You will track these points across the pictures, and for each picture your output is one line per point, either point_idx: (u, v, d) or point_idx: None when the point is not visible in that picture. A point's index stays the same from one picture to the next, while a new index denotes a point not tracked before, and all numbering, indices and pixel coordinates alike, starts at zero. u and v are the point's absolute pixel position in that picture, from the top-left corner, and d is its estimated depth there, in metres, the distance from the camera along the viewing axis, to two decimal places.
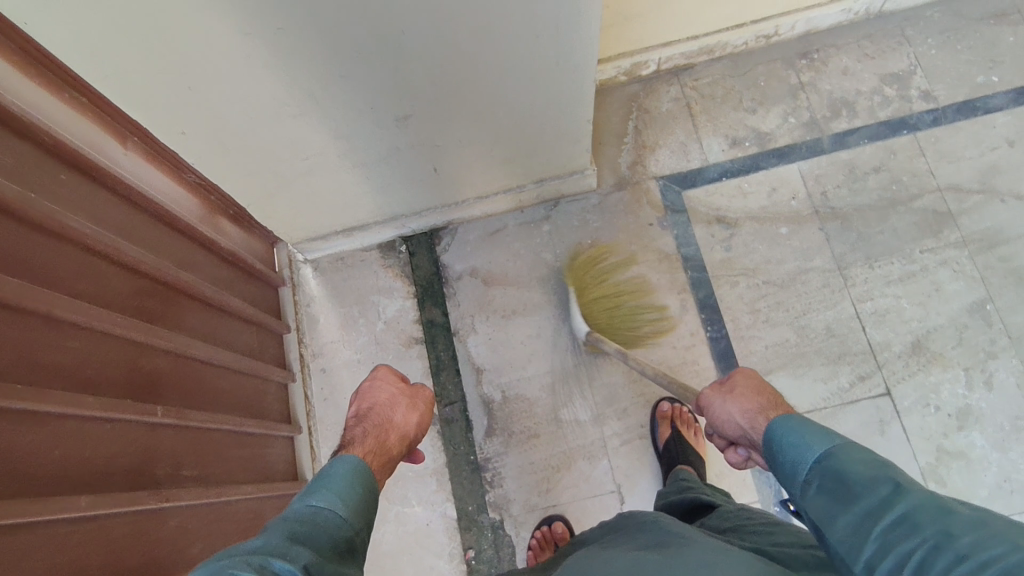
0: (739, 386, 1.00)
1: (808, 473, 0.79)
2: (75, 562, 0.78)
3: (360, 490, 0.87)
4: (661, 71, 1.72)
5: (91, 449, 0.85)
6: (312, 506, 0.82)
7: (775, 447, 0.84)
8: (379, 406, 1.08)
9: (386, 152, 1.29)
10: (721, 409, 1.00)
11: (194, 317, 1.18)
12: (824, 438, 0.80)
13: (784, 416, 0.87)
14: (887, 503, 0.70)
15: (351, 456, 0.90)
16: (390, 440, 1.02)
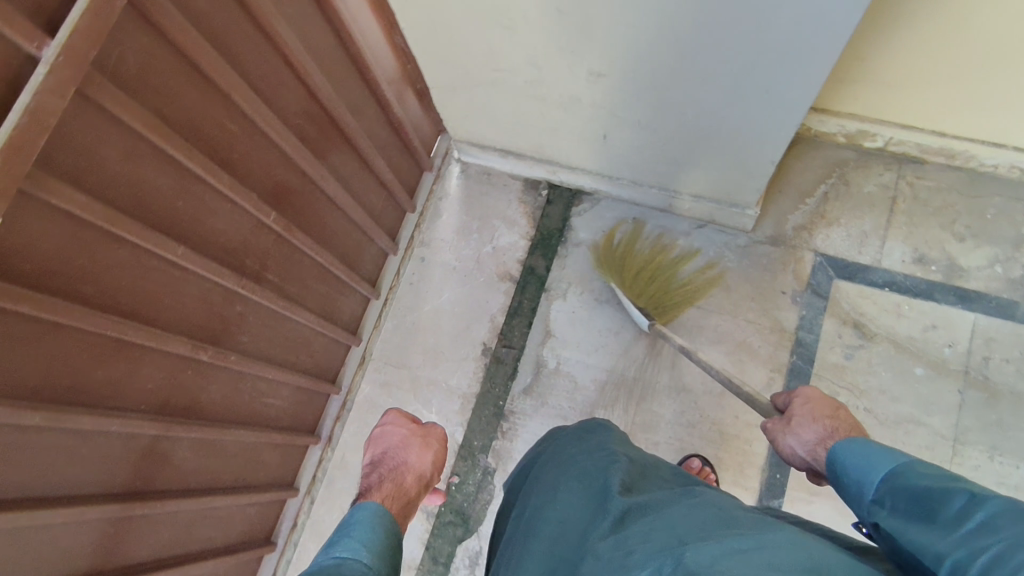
0: (796, 415, 1.02)
1: (869, 486, 0.79)
2: (152, 292, 0.93)
3: (379, 539, 0.91)
4: (885, 151, 1.56)
5: (206, 215, 0.98)
6: (334, 556, 0.84)
7: (839, 470, 0.85)
8: (397, 452, 1.27)
9: (567, 100, 1.30)
10: (783, 441, 1.03)
11: (339, 157, 1.30)
12: (887, 454, 0.80)
13: (841, 439, 0.88)
14: (963, 512, 0.66)
15: (370, 502, 1.02)
16: (405, 481, 1.19)
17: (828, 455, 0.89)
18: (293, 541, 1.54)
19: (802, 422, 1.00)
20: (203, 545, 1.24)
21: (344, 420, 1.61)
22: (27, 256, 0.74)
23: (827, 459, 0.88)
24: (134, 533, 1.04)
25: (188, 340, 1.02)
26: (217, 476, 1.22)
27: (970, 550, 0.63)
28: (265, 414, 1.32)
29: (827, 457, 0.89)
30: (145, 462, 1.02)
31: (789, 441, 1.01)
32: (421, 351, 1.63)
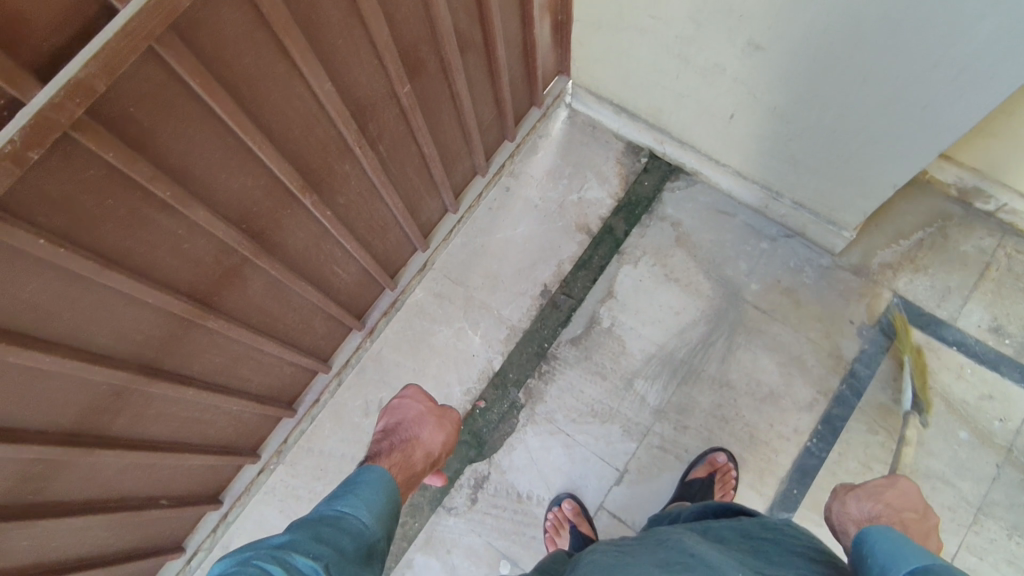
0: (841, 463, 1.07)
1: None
2: (287, 116, 0.93)
3: (382, 500, 0.98)
4: (993, 216, 1.53)
5: (354, 62, 0.99)
6: (336, 510, 0.93)
7: (867, 557, 0.78)
8: (411, 425, 1.28)
9: (710, 67, 1.29)
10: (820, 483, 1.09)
11: (473, 57, 1.30)
12: (931, 558, 0.72)
13: (886, 529, 0.81)
14: None
15: (376, 467, 1.04)
16: (415, 454, 1.20)
17: (872, 538, 0.80)
18: (311, 414, 1.56)
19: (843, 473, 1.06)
20: (239, 383, 1.27)
21: (390, 316, 1.62)
22: (211, 32, 0.74)
23: (857, 540, 0.82)
24: (192, 344, 1.06)
25: (299, 177, 1.03)
26: (272, 322, 1.24)
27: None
28: (329, 282, 1.34)
29: (869, 541, 0.80)
30: (224, 279, 1.03)
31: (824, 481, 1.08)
32: (482, 274, 1.63)
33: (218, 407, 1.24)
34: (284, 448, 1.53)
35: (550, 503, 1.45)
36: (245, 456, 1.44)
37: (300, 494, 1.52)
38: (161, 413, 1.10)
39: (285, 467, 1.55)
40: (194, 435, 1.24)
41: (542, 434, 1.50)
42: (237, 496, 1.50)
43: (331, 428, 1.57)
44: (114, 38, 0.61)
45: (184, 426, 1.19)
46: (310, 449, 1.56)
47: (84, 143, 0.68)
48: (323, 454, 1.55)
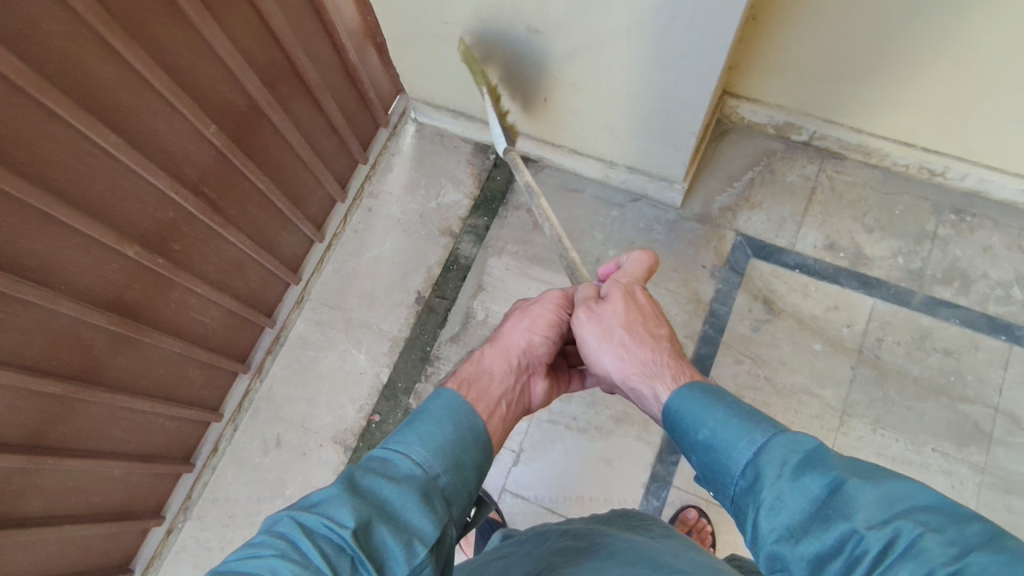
0: (623, 335, 0.90)
1: (806, 545, 0.59)
2: (80, 173, 0.97)
3: (451, 430, 0.71)
4: (809, 145, 1.67)
5: (144, 113, 1.03)
6: (385, 451, 0.68)
7: (693, 445, 0.75)
8: (514, 331, 0.93)
9: (510, 57, 1.38)
10: (596, 356, 0.92)
11: (288, 90, 1.36)
12: (751, 438, 0.68)
13: (685, 397, 0.77)
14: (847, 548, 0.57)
15: (447, 391, 0.76)
16: (491, 359, 0.88)
17: (730, 429, 0.70)
18: (211, 465, 1.57)
19: (625, 342, 0.89)
20: (114, 447, 1.28)
21: (276, 353, 1.65)
22: None
23: (671, 423, 0.78)
24: (42, 412, 1.09)
25: (113, 232, 1.05)
26: (134, 378, 1.26)
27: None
28: (191, 329, 1.36)
29: (730, 435, 0.70)
30: (59, 344, 1.06)
31: (597, 355, 0.92)
32: (357, 294, 1.68)
33: (96, 473, 1.25)
34: (190, 503, 1.54)
35: None
36: (147, 519, 1.45)
37: (212, 545, 1.50)
38: (26, 488, 1.12)
39: (193, 523, 1.53)
40: (76, 504, 1.25)
41: None
42: (149, 562, 1.51)
43: (233, 474, 1.55)
44: None
45: (60, 497, 1.20)
46: (215, 499, 1.54)
47: None
48: (229, 502, 1.53)
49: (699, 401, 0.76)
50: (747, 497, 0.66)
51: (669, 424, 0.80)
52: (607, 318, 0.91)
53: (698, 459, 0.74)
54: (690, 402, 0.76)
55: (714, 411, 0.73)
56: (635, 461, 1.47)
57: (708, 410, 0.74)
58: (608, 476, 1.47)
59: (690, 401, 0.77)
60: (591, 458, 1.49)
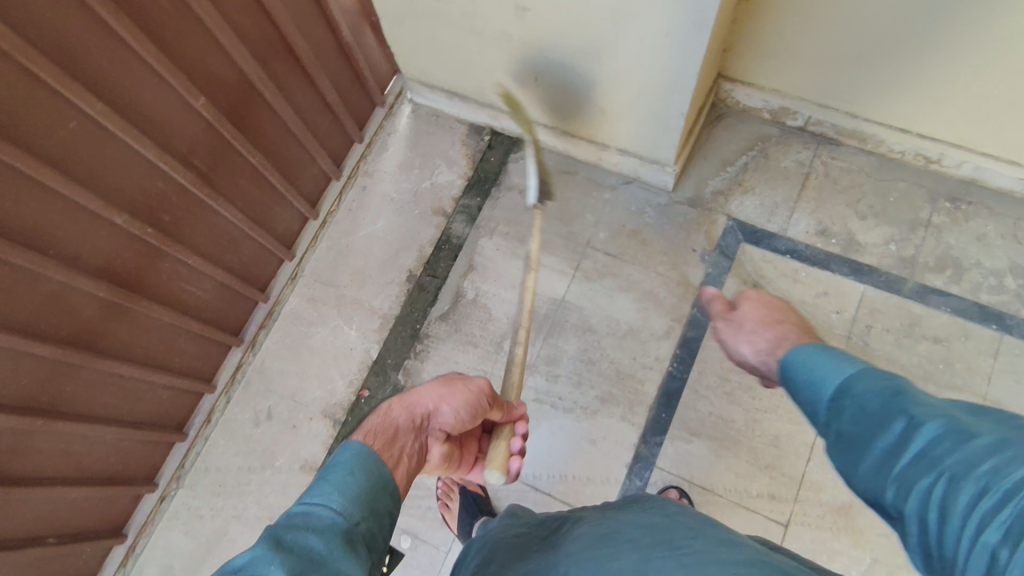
0: (748, 322, 1.12)
1: (876, 438, 0.75)
2: (65, 139, 1.00)
3: (364, 479, 0.70)
4: (804, 130, 1.65)
5: (131, 82, 1.06)
6: (303, 504, 0.65)
7: (794, 387, 0.91)
8: (430, 391, 0.94)
9: (500, 36, 1.39)
10: (735, 346, 1.14)
11: (280, 66, 1.38)
12: (849, 365, 0.85)
13: (797, 350, 0.94)
14: (902, 436, 0.73)
15: (354, 442, 0.74)
16: (401, 414, 0.88)
17: (830, 365, 0.86)
18: (204, 435, 1.60)
19: (450, 413, 0.93)
20: (105, 412, 1.31)
21: (269, 328, 1.67)
22: None
23: (782, 370, 0.94)
24: (31, 373, 1.11)
25: (101, 198, 1.08)
26: (125, 346, 1.29)
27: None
28: (183, 300, 1.39)
29: (825, 367, 0.87)
30: (47, 307, 1.09)
31: (740, 347, 1.12)
32: (350, 272, 1.70)
33: (87, 437, 1.28)
34: (182, 471, 1.57)
35: None
36: (139, 485, 1.49)
37: (202, 513, 1.53)
38: (15, 447, 1.15)
39: (184, 491, 1.56)
40: (67, 467, 1.28)
41: None
42: (141, 527, 1.54)
43: (225, 445, 1.58)
44: None
45: (51, 459, 1.23)
46: (206, 468, 1.57)
47: None
48: (219, 471, 1.56)
49: (809, 349, 0.92)
50: (835, 406, 0.83)
51: (786, 374, 0.94)
52: (734, 316, 1.16)
53: (800, 396, 0.90)
54: (802, 353, 0.92)
55: (823, 355, 0.89)
56: (619, 441, 1.48)
57: (815, 353, 0.90)
58: (591, 455, 1.48)
59: (803, 354, 0.92)
60: (575, 437, 1.50)
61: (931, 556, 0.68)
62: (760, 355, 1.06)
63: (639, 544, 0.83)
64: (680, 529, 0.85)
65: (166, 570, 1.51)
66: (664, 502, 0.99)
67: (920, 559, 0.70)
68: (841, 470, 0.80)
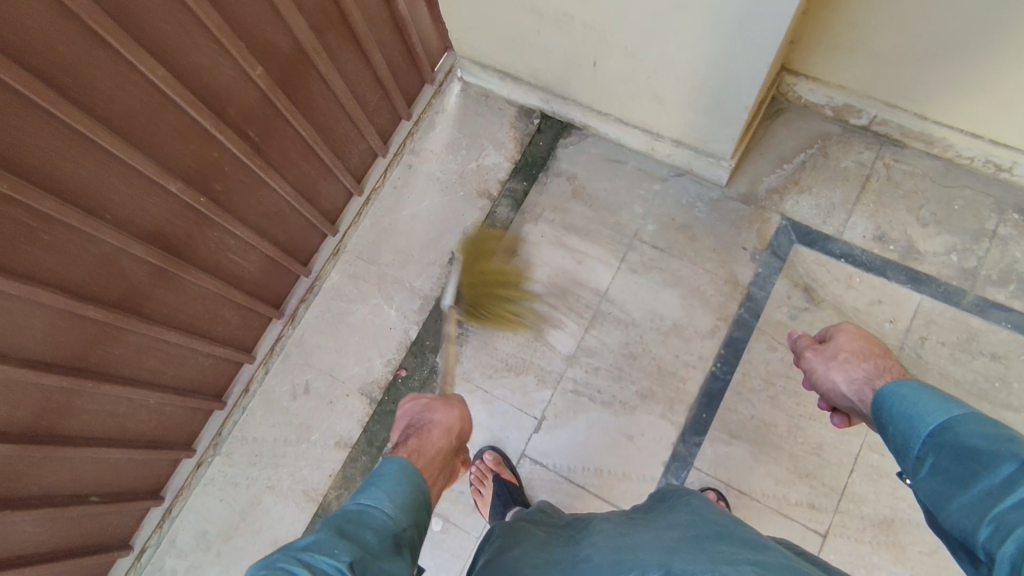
0: (845, 351, 1.06)
1: (979, 479, 0.71)
2: (125, 103, 0.96)
3: (414, 491, 0.79)
4: (868, 129, 1.59)
5: (190, 47, 1.01)
6: (358, 504, 0.76)
7: (889, 419, 0.88)
8: (427, 419, 0.98)
9: (561, 17, 1.34)
10: (824, 375, 1.07)
11: (336, 38, 1.35)
12: (960, 405, 0.81)
13: (897, 383, 0.90)
14: (1007, 480, 0.68)
15: (399, 456, 0.83)
16: (433, 439, 0.94)
17: (936, 401, 0.83)
18: (242, 404, 1.61)
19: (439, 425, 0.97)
20: (149, 376, 1.31)
21: (310, 302, 1.68)
22: (7, 22, 0.78)
23: (876, 399, 0.92)
24: (83, 336, 1.11)
25: (157, 165, 1.06)
26: (173, 313, 1.29)
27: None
28: (229, 270, 1.38)
29: (928, 403, 0.83)
30: (102, 271, 1.07)
31: (831, 375, 1.05)
32: (392, 250, 1.69)
33: (131, 400, 1.29)
34: (220, 439, 1.60)
35: (475, 456, 1.50)
36: (179, 450, 1.50)
37: (237, 481, 1.56)
38: (65, 407, 1.15)
39: (221, 458, 1.58)
40: (111, 429, 1.29)
41: (461, 394, 1.55)
42: (178, 490, 1.57)
43: (262, 415, 1.60)
44: None
45: (97, 420, 1.24)
46: (243, 437, 1.59)
47: None
48: (255, 441, 1.58)
49: (915, 383, 0.88)
50: (934, 442, 0.79)
51: (881, 406, 0.91)
52: (827, 346, 1.10)
53: (893, 429, 0.87)
54: (908, 384, 0.89)
55: (926, 391, 0.85)
56: (656, 439, 1.46)
57: (920, 387, 0.87)
58: (627, 451, 1.47)
59: (908, 385, 0.89)
60: (612, 432, 1.49)
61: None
62: (856, 385, 1.01)
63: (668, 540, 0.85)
64: (708, 526, 0.87)
65: (201, 535, 1.54)
66: (689, 497, 1.01)
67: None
68: (931, 502, 0.76)
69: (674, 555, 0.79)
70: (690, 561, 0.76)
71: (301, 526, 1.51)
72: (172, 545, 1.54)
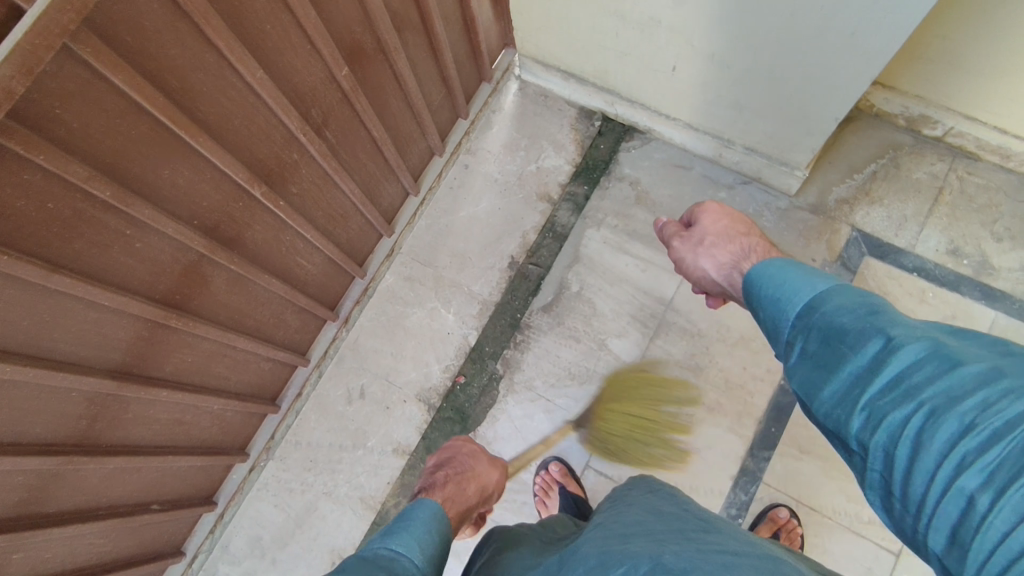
0: (710, 235, 1.02)
1: (846, 362, 0.66)
2: (221, 105, 0.93)
3: (436, 541, 0.86)
4: (942, 141, 1.56)
5: (283, 47, 0.98)
6: (389, 549, 0.81)
7: (759, 303, 0.82)
8: (483, 470, 1.24)
9: (646, 20, 1.31)
10: (694, 263, 1.04)
11: (412, 36, 1.30)
12: (828, 278, 0.75)
13: (766, 262, 0.84)
14: (875, 360, 0.64)
15: (428, 500, 0.91)
16: (470, 487, 1.17)
17: (801, 279, 0.77)
18: (295, 408, 1.58)
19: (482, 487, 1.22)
20: (216, 382, 1.27)
21: (363, 304, 1.63)
22: (129, 27, 0.74)
23: (748, 283, 0.85)
24: (162, 345, 1.08)
25: (246, 169, 1.03)
26: (241, 319, 1.24)
27: (948, 536, 0.55)
28: (294, 273, 1.34)
29: (798, 283, 0.77)
30: (185, 279, 1.04)
31: (699, 262, 1.02)
32: (448, 253, 1.65)
33: (197, 408, 1.25)
34: (273, 443, 1.56)
35: (538, 466, 1.49)
36: (234, 455, 1.46)
37: (292, 487, 1.54)
38: (139, 417, 1.12)
39: (275, 463, 1.56)
40: (177, 437, 1.25)
41: (523, 402, 1.53)
42: (231, 495, 1.53)
43: (316, 420, 1.57)
44: (23, 38, 0.61)
45: (165, 429, 1.20)
46: (297, 442, 1.57)
47: (12, 147, 0.68)
48: (310, 447, 1.56)
49: (781, 263, 0.82)
50: (804, 324, 0.73)
51: (751, 291, 0.84)
52: (692, 232, 1.07)
53: (765, 313, 0.80)
54: (775, 266, 0.81)
55: (794, 269, 0.79)
56: (724, 453, 1.44)
57: (786, 267, 0.80)
58: (694, 465, 1.44)
59: (775, 267, 0.81)
60: (679, 445, 1.45)
61: (893, 494, 0.61)
62: (724, 270, 0.97)
63: (655, 530, 0.81)
64: (693, 520, 0.84)
65: (255, 541, 1.52)
66: (672, 488, 1.00)
67: (879, 496, 0.62)
68: (803, 392, 0.71)
69: (664, 547, 0.74)
70: (680, 551, 0.72)
71: (358, 535, 1.49)
72: (225, 551, 1.53)
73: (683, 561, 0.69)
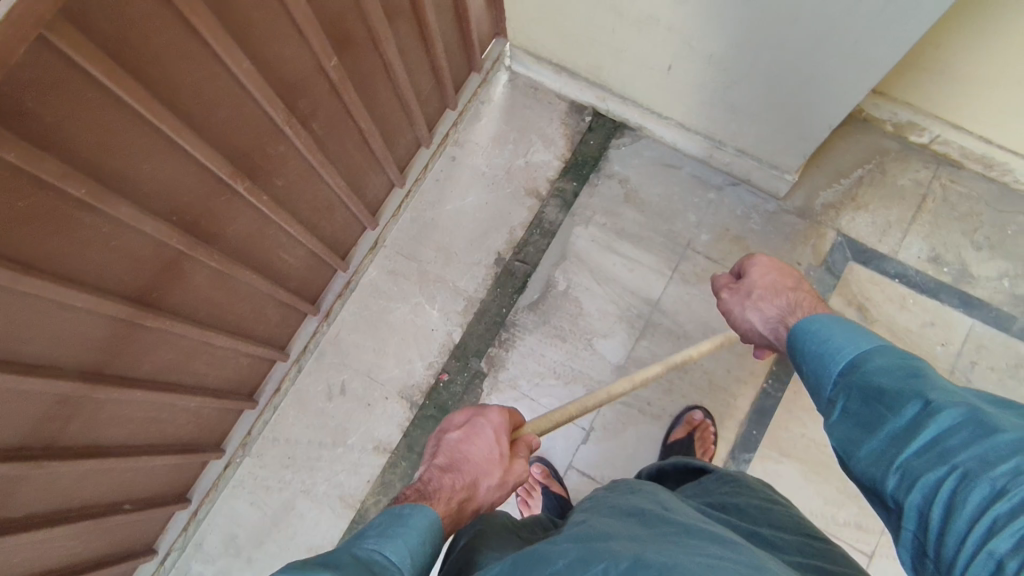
0: (758, 288, 1.01)
1: (885, 422, 0.67)
2: (208, 99, 0.88)
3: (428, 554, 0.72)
4: (927, 148, 1.58)
5: (273, 39, 0.94)
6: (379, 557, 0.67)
7: (800, 357, 0.84)
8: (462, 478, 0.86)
9: (646, 16, 1.28)
10: (741, 315, 1.04)
11: (403, 25, 1.26)
12: (876, 339, 0.77)
13: (811, 317, 0.86)
14: (913, 423, 0.64)
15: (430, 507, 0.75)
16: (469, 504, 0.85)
17: (846, 337, 0.79)
18: (273, 404, 1.54)
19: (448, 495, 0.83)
20: (194, 379, 1.23)
21: (345, 298, 1.59)
22: (110, 17, 0.70)
23: (792, 337, 0.87)
24: (138, 344, 1.03)
25: (229, 163, 0.98)
26: (221, 315, 1.20)
27: None
28: (275, 269, 1.29)
29: (840, 342, 0.78)
30: (163, 275, 0.99)
31: (747, 315, 1.02)
32: (434, 248, 1.61)
33: (174, 406, 1.21)
34: (248, 439, 1.53)
35: None
36: (209, 452, 1.42)
37: (270, 484, 1.51)
38: (114, 417, 1.07)
39: (252, 459, 1.52)
40: (151, 436, 1.21)
41: (507, 401, 1.51)
42: (205, 492, 1.50)
43: (295, 416, 1.54)
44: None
45: (140, 428, 1.16)
46: (275, 439, 1.53)
47: None
48: (289, 443, 1.52)
49: (826, 319, 0.84)
50: (843, 382, 0.74)
51: (796, 346, 0.86)
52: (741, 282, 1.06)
53: (807, 368, 0.82)
54: (820, 322, 0.83)
55: (840, 328, 0.81)
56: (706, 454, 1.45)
57: (829, 324, 0.82)
58: None
59: (819, 324, 0.83)
60: None
61: (926, 555, 0.60)
62: (772, 324, 0.97)
63: (633, 532, 0.80)
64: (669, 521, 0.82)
65: (230, 539, 1.49)
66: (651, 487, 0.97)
67: (911, 556, 0.61)
68: (839, 447, 0.71)
69: (646, 547, 0.72)
70: (662, 551, 0.69)
71: (337, 533, 1.46)
72: (199, 549, 1.49)
73: (664, 558, 0.67)
